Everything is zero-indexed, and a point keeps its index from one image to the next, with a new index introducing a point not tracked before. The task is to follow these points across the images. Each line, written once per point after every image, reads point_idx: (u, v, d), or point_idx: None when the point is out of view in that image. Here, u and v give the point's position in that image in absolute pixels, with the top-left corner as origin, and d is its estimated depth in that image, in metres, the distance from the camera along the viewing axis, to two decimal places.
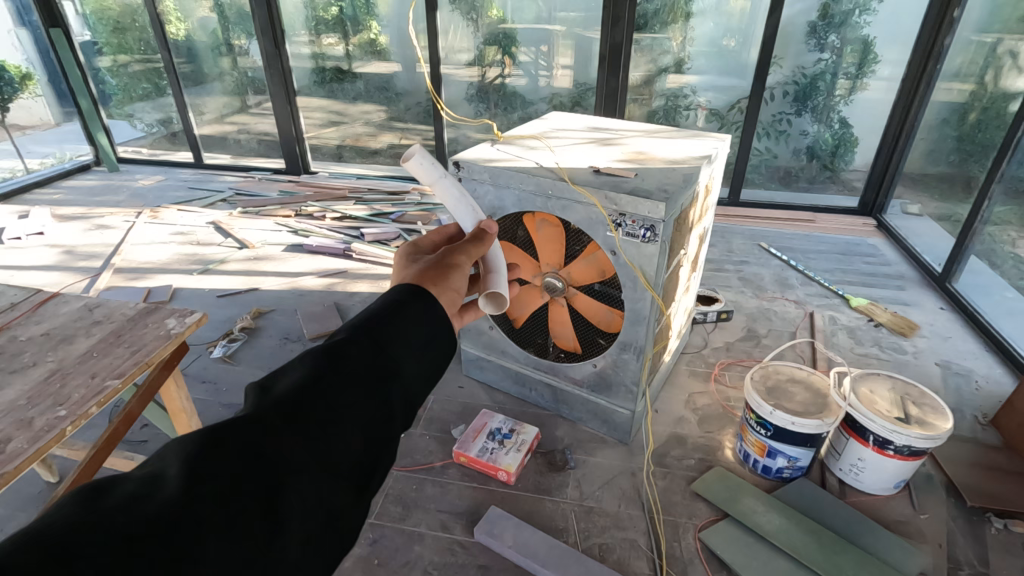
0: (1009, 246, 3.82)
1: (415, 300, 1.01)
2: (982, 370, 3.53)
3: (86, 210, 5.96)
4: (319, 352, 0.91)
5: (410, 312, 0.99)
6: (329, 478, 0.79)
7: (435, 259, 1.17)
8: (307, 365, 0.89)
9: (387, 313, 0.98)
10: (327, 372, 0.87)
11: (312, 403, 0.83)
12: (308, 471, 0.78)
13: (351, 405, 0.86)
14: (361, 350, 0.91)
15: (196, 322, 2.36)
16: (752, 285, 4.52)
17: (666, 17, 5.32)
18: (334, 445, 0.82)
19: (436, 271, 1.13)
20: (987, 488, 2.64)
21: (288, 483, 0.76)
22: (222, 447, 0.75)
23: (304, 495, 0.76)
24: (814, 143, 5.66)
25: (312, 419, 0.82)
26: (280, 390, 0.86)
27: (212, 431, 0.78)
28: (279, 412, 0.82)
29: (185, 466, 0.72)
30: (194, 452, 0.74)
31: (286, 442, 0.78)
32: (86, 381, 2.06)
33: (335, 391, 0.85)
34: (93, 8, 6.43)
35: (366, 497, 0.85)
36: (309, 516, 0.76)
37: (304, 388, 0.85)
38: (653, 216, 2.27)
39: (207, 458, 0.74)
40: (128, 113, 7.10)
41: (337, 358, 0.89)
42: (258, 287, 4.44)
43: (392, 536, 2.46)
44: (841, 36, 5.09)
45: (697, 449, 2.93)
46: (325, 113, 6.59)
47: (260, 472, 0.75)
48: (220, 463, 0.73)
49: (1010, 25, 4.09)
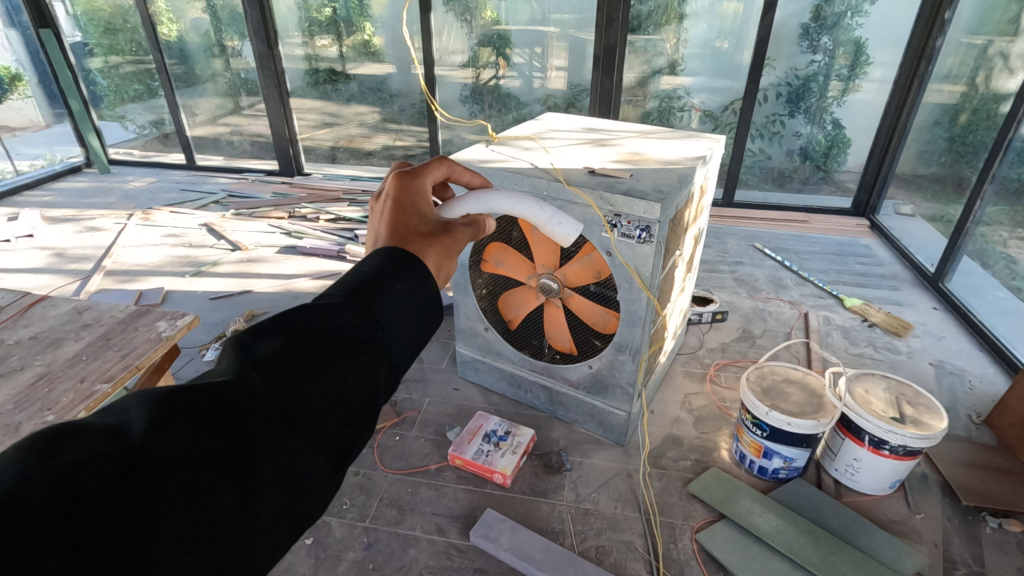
0: (1001, 246, 3.85)
1: (411, 275, 0.97)
2: (976, 370, 3.54)
3: (76, 212, 5.90)
4: (304, 315, 0.86)
5: (404, 286, 0.95)
6: (305, 452, 0.77)
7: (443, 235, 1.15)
8: (292, 327, 0.84)
9: (379, 283, 0.94)
10: (313, 340, 0.83)
11: (294, 371, 0.80)
12: (283, 444, 0.75)
13: (334, 378, 0.82)
14: (348, 321, 0.87)
15: (187, 325, 2.33)
16: (747, 285, 4.53)
17: (660, 19, 5.32)
18: (312, 418, 0.79)
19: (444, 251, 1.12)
20: (982, 487, 2.65)
21: (262, 455, 0.73)
22: (193, 408, 0.71)
23: (276, 469, 0.74)
24: (807, 144, 5.68)
25: (294, 389, 0.79)
26: (262, 350, 0.81)
27: (185, 387, 0.73)
28: (260, 377, 0.78)
29: (153, 424, 0.68)
30: (163, 409, 0.70)
31: (261, 411, 0.75)
32: (75, 385, 2.03)
33: (317, 361, 0.82)
34: (84, 8, 6.37)
35: (340, 473, 0.83)
36: (279, 490, 0.74)
37: (286, 354, 0.81)
38: (648, 217, 2.26)
39: (174, 420, 0.69)
40: (119, 114, 7.04)
41: (323, 325, 0.86)
42: (251, 289, 4.41)
43: (387, 540, 2.44)
44: (834, 38, 5.11)
45: (693, 450, 2.93)
46: (319, 114, 6.56)
47: (232, 442, 0.72)
48: (190, 427, 0.70)
49: (1001, 27, 4.12)
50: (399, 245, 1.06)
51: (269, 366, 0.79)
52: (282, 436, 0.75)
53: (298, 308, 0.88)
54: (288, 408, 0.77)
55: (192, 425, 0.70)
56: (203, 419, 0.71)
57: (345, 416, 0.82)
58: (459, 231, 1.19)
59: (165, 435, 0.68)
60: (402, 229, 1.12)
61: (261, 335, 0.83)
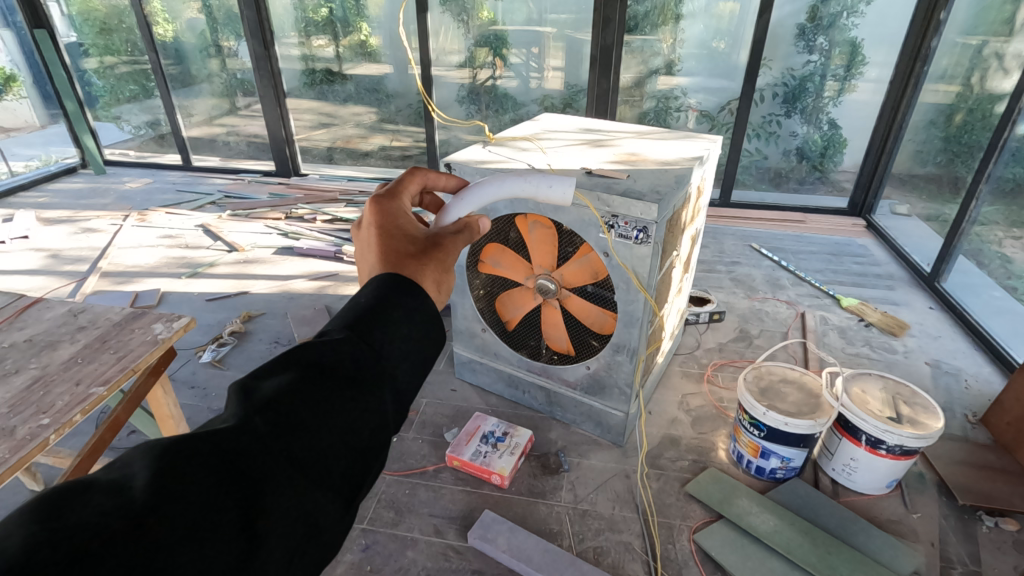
0: (997, 245, 3.86)
1: (410, 302, 1.00)
2: (971, 369, 3.56)
3: (72, 213, 5.87)
4: (304, 355, 0.88)
5: (404, 316, 0.97)
6: (315, 491, 0.77)
7: (436, 250, 1.15)
8: (293, 369, 0.85)
9: (377, 315, 0.96)
10: (315, 379, 0.84)
11: (299, 410, 0.80)
12: (292, 484, 0.75)
13: (339, 415, 0.83)
14: (351, 357, 0.89)
15: (184, 327, 2.32)
16: (744, 285, 4.54)
17: (656, 19, 5.33)
18: (320, 457, 0.79)
19: (439, 268, 1.11)
20: (978, 486, 2.66)
21: (271, 496, 0.72)
22: (198, 456, 0.71)
23: (287, 510, 0.73)
24: (804, 145, 5.69)
25: (299, 429, 0.79)
26: (264, 394, 0.82)
27: (189, 436, 0.73)
28: (263, 420, 0.78)
29: (157, 477, 0.68)
30: (166, 460, 0.69)
31: (269, 451, 0.75)
32: (70, 388, 2.02)
33: (321, 399, 0.83)
34: (79, 8, 6.33)
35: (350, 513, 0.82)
36: (290, 533, 0.72)
37: (290, 395, 0.82)
38: (645, 218, 2.26)
39: (180, 467, 0.69)
40: (114, 115, 7.01)
41: (324, 364, 0.87)
42: (248, 290, 4.39)
43: (385, 542, 2.44)
44: (829, 38, 5.13)
45: (691, 450, 2.93)
46: (315, 115, 6.55)
47: (239, 486, 0.71)
48: (195, 474, 0.69)
49: (995, 27, 4.13)
50: (396, 271, 1.06)
51: (273, 408, 0.79)
52: (291, 476, 0.75)
53: (297, 350, 0.89)
54: (294, 449, 0.77)
55: (198, 472, 0.69)
56: (208, 465, 0.71)
57: (353, 452, 0.83)
58: (448, 244, 1.18)
59: (171, 486, 0.67)
60: (393, 254, 1.11)
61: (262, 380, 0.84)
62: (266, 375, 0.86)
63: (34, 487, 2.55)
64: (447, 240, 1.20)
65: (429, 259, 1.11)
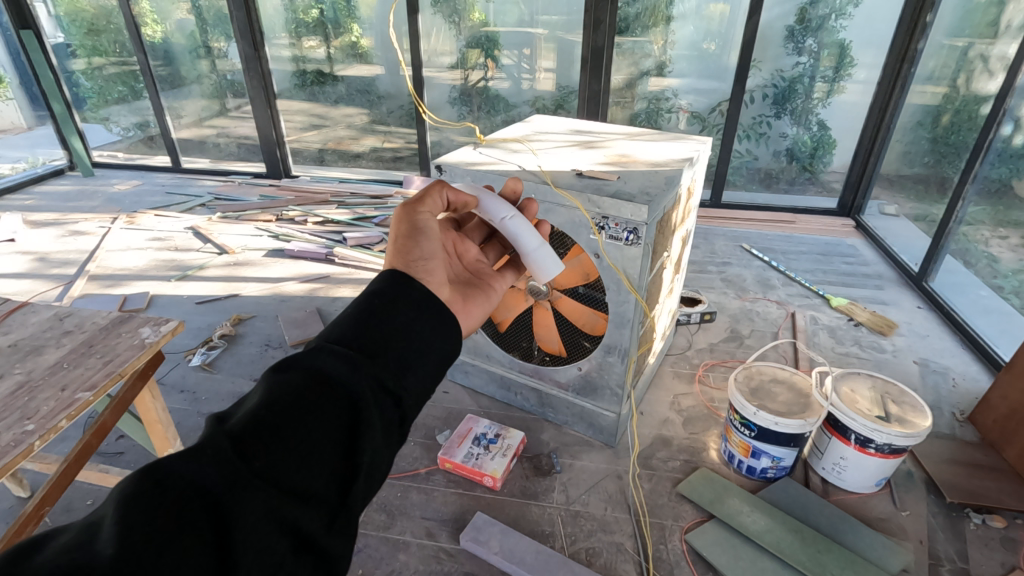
0: (983, 245, 3.91)
1: (384, 307, 1.09)
2: (959, 368, 3.60)
3: (59, 215, 5.81)
4: (275, 374, 0.96)
5: (373, 321, 1.06)
6: (288, 502, 0.82)
7: (404, 237, 1.38)
8: (265, 389, 0.93)
9: (353, 327, 1.04)
10: (284, 394, 0.91)
11: (267, 426, 0.87)
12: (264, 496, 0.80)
13: (311, 423, 0.89)
14: (321, 367, 0.96)
15: (172, 331, 2.30)
16: (735, 285, 4.57)
17: (647, 21, 5.35)
18: (294, 467, 0.85)
19: (405, 248, 1.35)
20: (966, 484, 2.68)
21: (240, 511, 0.77)
22: (164, 481, 0.77)
23: (257, 521, 0.77)
24: (793, 146, 5.74)
25: (269, 442, 0.86)
26: (238, 417, 0.89)
27: (163, 463, 0.79)
28: (232, 440, 0.84)
29: (122, 507, 0.74)
30: (132, 490, 0.76)
31: (240, 467, 0.81)
32: (55, 393, 1.99)
33: (291, 412, 0.89)
34: (67, 9, 6.27)
35: (336, 521, 0.87)
36: (265, 544, 0.77)
37: (259, 413, 0.88)
38: (635, 219, 2.27)
39: (150, 492, 0.75)
40: (102, 117, 6.94)
41: (295, 378, 0.94)
42: (238, 293, 4.36)
43: (377, 546, 2.42)
44: (818, 40, 5.17)
45: (682, 450, 2.94)
46: (306, 117, 6.53)
47: (210, 506, 0.77)
48: (161, 498, 0.75)
49: (980, 30, 4.18)
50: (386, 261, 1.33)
51: (241, 427, 0.87)
52: (260, 488, 0.80)
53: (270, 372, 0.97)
54: (266, 462, 0.84)
55: (165, 494, 0.75)
56: (176, 487, 0.77)
57: (328, 461, 0.89)
58: (409, 225, 1.42)
59: (133, 514, 0.73)
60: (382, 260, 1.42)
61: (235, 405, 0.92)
62: (244, 403, 0.94)
63: (20, 494, 2.52)
64: (404, 217, 1.44)
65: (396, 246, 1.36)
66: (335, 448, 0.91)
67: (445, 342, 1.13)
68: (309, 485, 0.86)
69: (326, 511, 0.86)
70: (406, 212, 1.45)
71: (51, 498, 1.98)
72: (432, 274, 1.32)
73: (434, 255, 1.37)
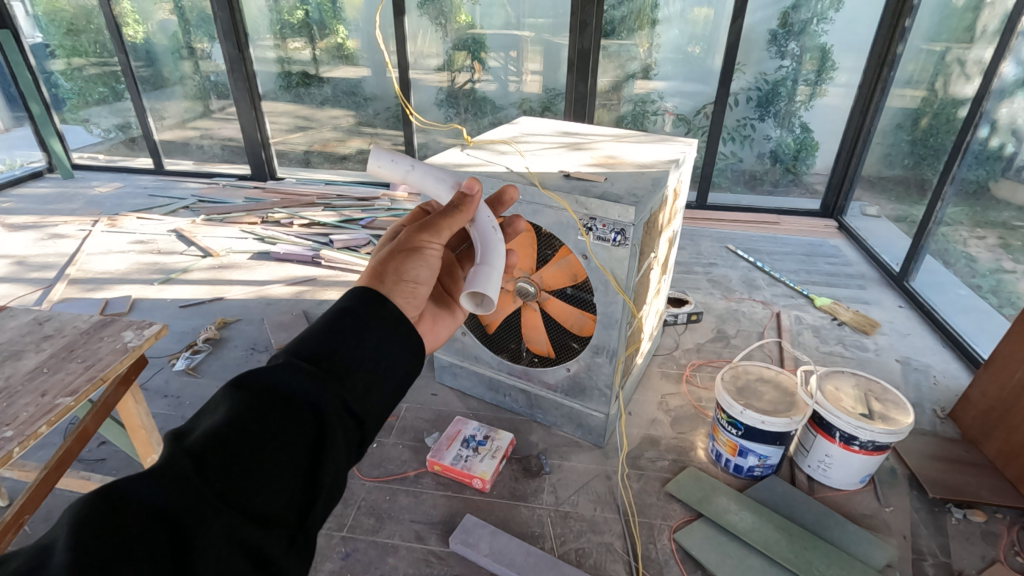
0: (962, 245, 4.00)
1: (357, 317, 1.09)
2: (940, 366, 3.66)
3: (38, 218, 5.69)
4: (237, 390, 0.95)
5: (345, 335, 1.05)
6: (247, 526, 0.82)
7: (399, 253, 1.37)
8: (228, 403, 0.92)
9: (319, 340, 1.04)
10: (251, 411, 0.91)
11: (230, 447, 0.87)
12: (223, 520, 0.80)
13: (275, 444, 0.90)
14: (287, 382, 0.96)
15: (155, 335, 2.27)
16: (721, 286, 4.61)
17: (633, 24, 5.39)
18: (257, 487, 0.85)
19: (394, 265, 1.34)
20: (948, 479, 2.73)
21: (199, 536, 0.77)
22: (121, 504, 0.75)
23: (216, 546, 0.77)
24: (777, 148, 5.81)
25: (230, 462, 0.85)
26: (197, 434, 0.88)
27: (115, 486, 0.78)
28: (191, 459, 0.83)
29: (77, 529, 0.72)
30: (86, 511, 0.74)
31: (199, 489, 0.80)
32: (35, 399, 1.95)
33: (255, 431, 0.89)
34: (45, 9, 6.16)
35: (295, 542, 0.87)
36: (225, 567, 0.77)
37: (223, 430, 0.87)
38: (622, 220, 2.29)
39: (104, 516, 0.74)
40: (83, 118, 6.82)
41: (260, 394, 0.94)
42: (223, 296, 4.32)
43: (366, 550, 2.41)
44: (800, 44, 5.26)
45: (670, 450, 2.96)
46: (292, 118, 6.47)
47: (168, 531, 0.76)
48: (114, 521, 0.74)
49: (958, 34, 4.27)
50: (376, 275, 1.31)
51: (199, 446, 0.85)
52: (220, 512, 0.80)
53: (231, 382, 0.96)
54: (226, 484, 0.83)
55: (117, 517, 0.74)
56: (131, 509, 0.75)
57: (292, 483, 0.90)
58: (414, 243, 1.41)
59: (90, 537, 0.71)
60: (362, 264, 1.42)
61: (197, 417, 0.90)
62: (205, 418, 0.92)
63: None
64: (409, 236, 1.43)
65: (387, 260, 1.35)
66: (298, 467, 0.91)
67: (415, 359, 1.14)
68: (271, 509, 0.86)
69: (287, 532, 0.87)
70: (419, 233, 1.44)
71: (30, 506, 1.93)
72: (417, 298, 1.37)
73: (421, 279, 1.39)
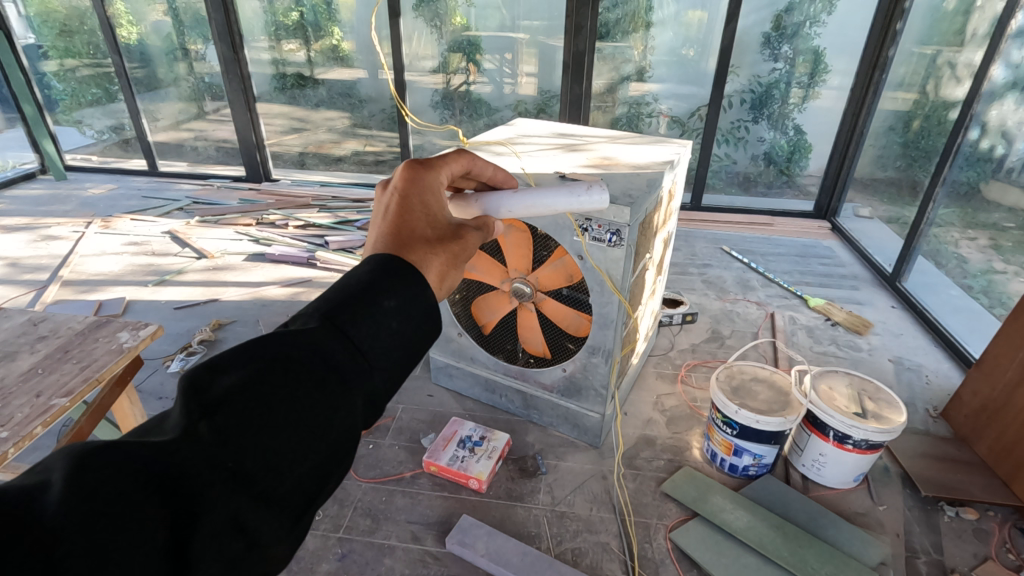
0: (953, 246, 4.04)
1: (400, 292, 1.00)
2: (932, 365, 3.69)
3: (31, 220, 5.66)
4: (263, 349, 0.88)
5: (381, 313, 0.96)
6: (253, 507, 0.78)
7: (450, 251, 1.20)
8: (253, 366, 0.86)
9: (355, 307, 0.95)
10: (271, 382, 0.85)
11: (248, 417, 0.81)
12: (229, 497, 0.76)
13: (291, 422, 0.84)
14: (316, 353, 0.89)
15: (151, 335, 2.26)
16: (715, 287, 4.64)
17: (627, 26, 5.42)
18: (268, 466, 0.80)
19: (445, 267, 1.17)
20: (940, 478, 2.76)
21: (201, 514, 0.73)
22: (126, 465, 0.72)
23: (216, 528, 0.74)
24: (771, 150, 5.85)
25: (246, 435, 0.80)
26: (217, 392, 0.82)
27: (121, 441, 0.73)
28: (209, 428, 0.79)
29: (75, 478, 0.69)
30: (85, 462, 0.70)
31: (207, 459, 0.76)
32: (30, 400, 1.94)
33: (275, 404, 0.84)
34: (38, 9, 6.12)
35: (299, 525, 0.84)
36: (220, 549, 0.73)
37: (243, 397, 0.82)
38: (618, 221, 2.30)
39: (104, 472, 0.70)
40: (76, 119, 6.78)
41: (286, 359, 0.87)
42: (218, 298, 4.30)
43: (362, 550, 2.40)
44: (793, 46, 5.30)
45: (666, 450, 2.97)
46: (287, 120, 6.47)
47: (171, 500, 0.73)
48: (115, 482, 0.70)
49: (948, 38, 4.32)
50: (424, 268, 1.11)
51: (220, 413, 0.80)
52: (228, 491, 0.76)
53: (261, 338, 0.90)
54: (238, 460, 0.78)
55: (116, 482, 0.70)
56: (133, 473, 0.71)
57: (304, 466, 0.84)
58: (467, 239, 1.26)
59: (86, 494, 0.68)
60: (383, 237, 1.17)
61: (220, 373, 0.84)
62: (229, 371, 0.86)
63: None
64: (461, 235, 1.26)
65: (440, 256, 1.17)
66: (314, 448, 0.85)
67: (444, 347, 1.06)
68: (279, 490, 0.81)
69: (291, 516, 0.83)
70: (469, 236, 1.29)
71: None
72: None
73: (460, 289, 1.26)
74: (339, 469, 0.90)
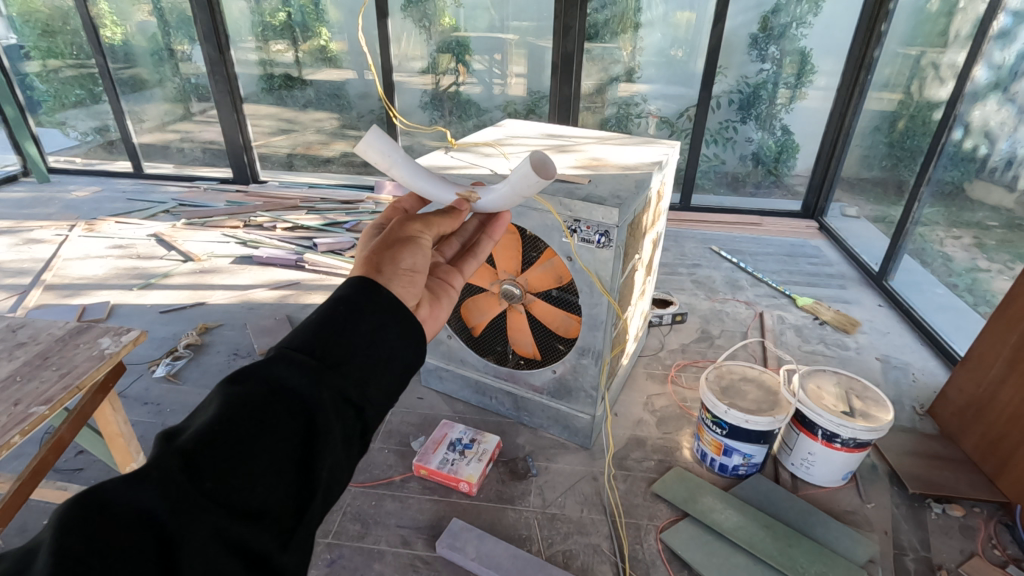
0: (938, 245, 4.08)
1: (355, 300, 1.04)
2: (918, 363, 3.73)
3: (13, 223, 5.56)
4: (230, 384, 0.90)
5: (342, 324, 1.00)
6: (240, 525, 0.78)
7: (385, 243, 1.25)
8: (218, 397, 0.87)
9: (318, 328, 0.98)
10: (240, 406, 0.86)
11: (223, 445, 0.82)
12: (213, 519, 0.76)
13: (266, 441, 0.85)
14: (283, 373, 0.91)
15: (134, 340, 2.22)
16: (704, 287, 4.66)
17: (616, 28, 5.43)
18: (250, 483, 0.82)
19: (384, 256, 1.21)
20: (927, 475, 2.78)
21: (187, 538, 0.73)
22: (108, 508, 0.71)
23: (203, 547, 0.73)
24: (759, 150, 5.89)
25: (220, 458, 0.81)
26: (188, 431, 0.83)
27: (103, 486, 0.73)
28: (184, 458, 0.79)
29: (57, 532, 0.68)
30: (68, 515, 0.70)
31: (186, 487, 0.76)
32: (8, 408, 1.90)
33: (247, 427, 0.84)
34: (20, 9, 6.03)
35: (291, 540, 0.84)
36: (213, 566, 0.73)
37: (214, 425, 0.83)
38: (606, 222, 2.30)
39: (87, 519, 0.70)
40: (59, 121, 6.68)
41: (255, 385, 0.89)
42: (205, 301, 4.25)
43: (351, 555, 2.38)
44: (780, 48, 5.34)
45: (656, 450, 2.97)
46: (275, 121, 6.41)
47: (156, 533, 0.72)
48: (100, 525, 0.70)
49: (931, 39, 4.37)
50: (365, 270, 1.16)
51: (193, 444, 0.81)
52: (208, 510, 0.76)
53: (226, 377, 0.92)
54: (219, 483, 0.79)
55: (100, 525, 0.70)
56: (117, 512, 0.71)
57: (285, 480, 0.86)
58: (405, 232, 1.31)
59: (73, 542, 0.68)
60: None
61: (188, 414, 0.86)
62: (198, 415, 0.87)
63: None
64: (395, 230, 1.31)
65: (375, 251, 1.21)
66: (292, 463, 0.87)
67: (418, 347, 1.08)
68: (264, 505, 0.82)
69: (280, 532, 0.83)
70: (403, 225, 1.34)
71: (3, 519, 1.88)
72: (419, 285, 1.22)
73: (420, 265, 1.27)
74: (327, 480, 0.91)
